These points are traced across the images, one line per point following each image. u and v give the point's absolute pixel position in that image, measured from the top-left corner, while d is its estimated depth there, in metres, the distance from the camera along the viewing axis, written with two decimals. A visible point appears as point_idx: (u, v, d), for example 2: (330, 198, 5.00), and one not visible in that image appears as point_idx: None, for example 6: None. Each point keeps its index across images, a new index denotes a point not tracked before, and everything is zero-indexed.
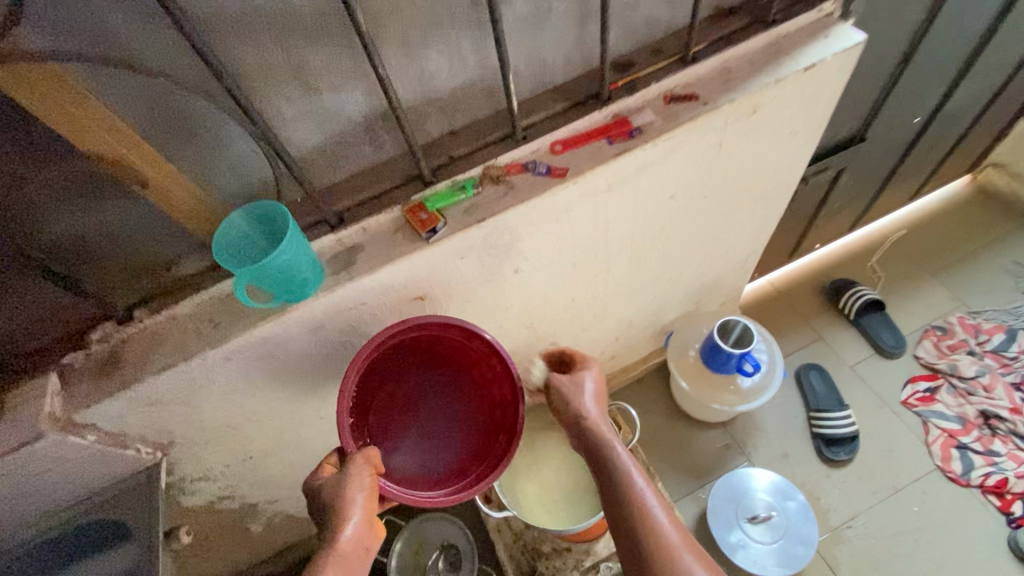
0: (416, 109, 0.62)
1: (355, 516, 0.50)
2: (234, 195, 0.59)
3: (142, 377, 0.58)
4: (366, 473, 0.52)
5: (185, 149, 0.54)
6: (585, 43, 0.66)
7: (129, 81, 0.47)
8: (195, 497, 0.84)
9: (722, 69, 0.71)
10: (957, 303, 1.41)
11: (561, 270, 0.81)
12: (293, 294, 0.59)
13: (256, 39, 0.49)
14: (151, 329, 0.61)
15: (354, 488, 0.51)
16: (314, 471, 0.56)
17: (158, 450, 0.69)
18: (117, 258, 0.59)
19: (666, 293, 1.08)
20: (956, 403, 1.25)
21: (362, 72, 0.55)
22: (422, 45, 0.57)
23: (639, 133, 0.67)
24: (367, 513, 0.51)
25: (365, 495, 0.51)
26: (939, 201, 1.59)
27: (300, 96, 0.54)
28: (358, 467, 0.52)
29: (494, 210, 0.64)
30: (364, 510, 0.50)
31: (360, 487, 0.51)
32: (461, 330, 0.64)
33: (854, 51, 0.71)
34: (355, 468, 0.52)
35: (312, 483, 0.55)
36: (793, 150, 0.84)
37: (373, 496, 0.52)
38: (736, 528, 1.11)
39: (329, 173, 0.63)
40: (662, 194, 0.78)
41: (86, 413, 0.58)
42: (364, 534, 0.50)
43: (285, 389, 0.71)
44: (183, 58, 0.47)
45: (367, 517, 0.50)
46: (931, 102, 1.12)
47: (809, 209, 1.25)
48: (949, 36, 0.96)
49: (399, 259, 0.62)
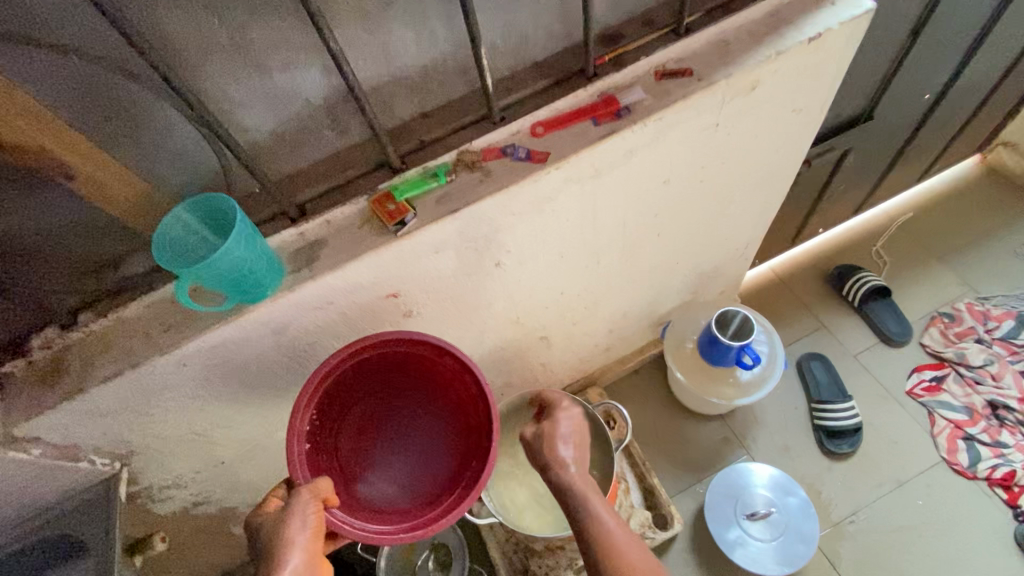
0: (382, 89, 0.56)
1: (294, 559, 0.44)
2: (181, 186, 0.54)
3: (88, 386, 0.54)
4: (311, 509, 0.47)
5: (119, 136, 0.48)
6: (568, 14, 0.60)
7: (40, 58, 0.41)
8: (167, 504, 0.80)
9: (719, 41, 0.65)
10: (965, 288, 1.36)
11: (547, 262, 0.76)
12: (246, 295, 0.54)
13: (188, 10, 0.43)
14: (98, 334, 0.56)
15: (295, 526, 0.46)
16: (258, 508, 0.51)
17: (118, 461, 0.65)
18: (54, 258, 0.54)
19: (661, 283, 1.03)
20: (963, 393, 1.20)
21: (316, 47, 0.49)
22: (383, 17, 0.51)
23: (627, 112, 0.61)
24: (309, 555, 0.45)
25: (307, 535, 0.45)
26: (947, 182, 1.53)
27: (247, 74, 0.49)
28: (302, 502, 0.47)
29: (470, 199, 0.58)
30: (305, 553, 0.45)
31: (302, 526, 0.46)
32: (431, 347, 0.59)
33: (863, 19, 0.65)
34: (299, 502, 0.47)
35: (254, 522, 0.49)
36: (796, 129, 0.78)
37: (319, 535, 0.46)
38: (734, 525, 1.08)
39: (289, 161, 0.58)
40: (654, 179, 0.72)
41: (27, 426, 0.54)
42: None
43: (253, 393, 0.67)
44: (103, 32, 0.41)
45: (308, 560, 0.44)
46: (942, 77, 1.05)
47: (812, 193, 1.20)
48: (965, 3, 0.89)
49: (365, 253, 0.57)
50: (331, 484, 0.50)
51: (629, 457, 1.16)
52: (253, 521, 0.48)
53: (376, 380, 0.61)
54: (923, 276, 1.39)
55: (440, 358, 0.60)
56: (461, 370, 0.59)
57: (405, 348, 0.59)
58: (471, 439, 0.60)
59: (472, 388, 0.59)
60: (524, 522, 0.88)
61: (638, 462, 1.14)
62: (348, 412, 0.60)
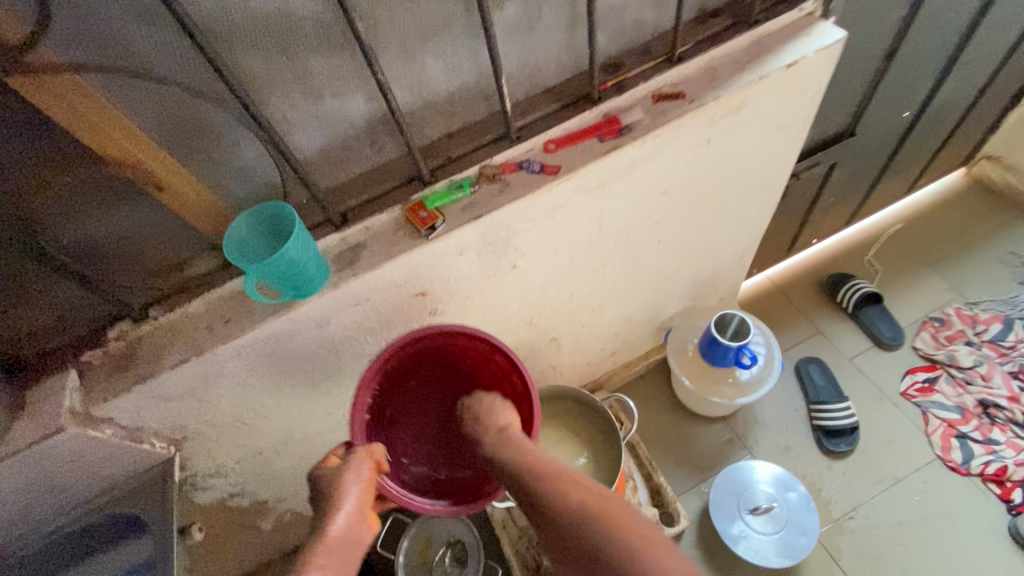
0: (415, 113, 0.65)
1: (346, 506, 0.50)
2: (242, 197, 0.62)
3: (158, 371, 0.61)
4: (366, 466, 0.54)
5: (196, 154, 0.56)
6: (575, 47, 0.69)
7: (144, 88, 0.49)
8: (207, 494, 0.86)
9: (708, 68, 0.74)
10: (954, 294, 1.42)
11: (558, 265, 0.84)
12: (297, 291, 0.61)
13: (262, 49, 0.51)
14: (166, 326, 0.63)
15: (351, 479, 0.52)
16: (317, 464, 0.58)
17: (172, 445, 0.71)
18: (132, 260, 0.61)
19: (662, 289, 1.10)
20: (955, 393, 1.26)
21: (362, 78, 0.58)
22: (418, 52, 0.59)
23: (628, 131, 0.70)
24: (360, 505, 0.51)
25: (360, 488, 0.52)
26: (934, 194, 1.60)
27: (304, 101, 0.57)
28: (358, 459, 0.54)
29: (491, 207, 0.66)
30: (357, 503, 0.51)
31: (356, 479, 0.52)
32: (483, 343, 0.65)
33: (835, 48, 0.74)
34: (355, 460, 0.54)
35: (312, 474, 0.56)
36: (782, 144, 0.87)
37: (369, 490, 0.53)
38: (737, 520, 1.12)
39: (333, 175, 0.66)
40: (654, 190, 0.80)
41: (103, 407, 0.61)
42: (355, 527, 0.50)
43: (294, 383, 0.74)
44: (196, 67, 0.50)
45: (358, 509, 0.51)
46: (920, 96, 1.14)
47: (804, 204, 1.28)
48: (934, 30, 0.98)
49: (400, 254, 0.64)
50: (382, 451, 0.57)
51: (636, 457, 1.21)
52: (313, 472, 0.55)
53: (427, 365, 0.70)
54: (914, 283, 1.46)
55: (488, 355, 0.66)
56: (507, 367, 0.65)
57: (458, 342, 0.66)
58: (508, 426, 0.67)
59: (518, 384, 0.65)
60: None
61: (645, 461, 1.19)
62: (402, 392, 0.70)
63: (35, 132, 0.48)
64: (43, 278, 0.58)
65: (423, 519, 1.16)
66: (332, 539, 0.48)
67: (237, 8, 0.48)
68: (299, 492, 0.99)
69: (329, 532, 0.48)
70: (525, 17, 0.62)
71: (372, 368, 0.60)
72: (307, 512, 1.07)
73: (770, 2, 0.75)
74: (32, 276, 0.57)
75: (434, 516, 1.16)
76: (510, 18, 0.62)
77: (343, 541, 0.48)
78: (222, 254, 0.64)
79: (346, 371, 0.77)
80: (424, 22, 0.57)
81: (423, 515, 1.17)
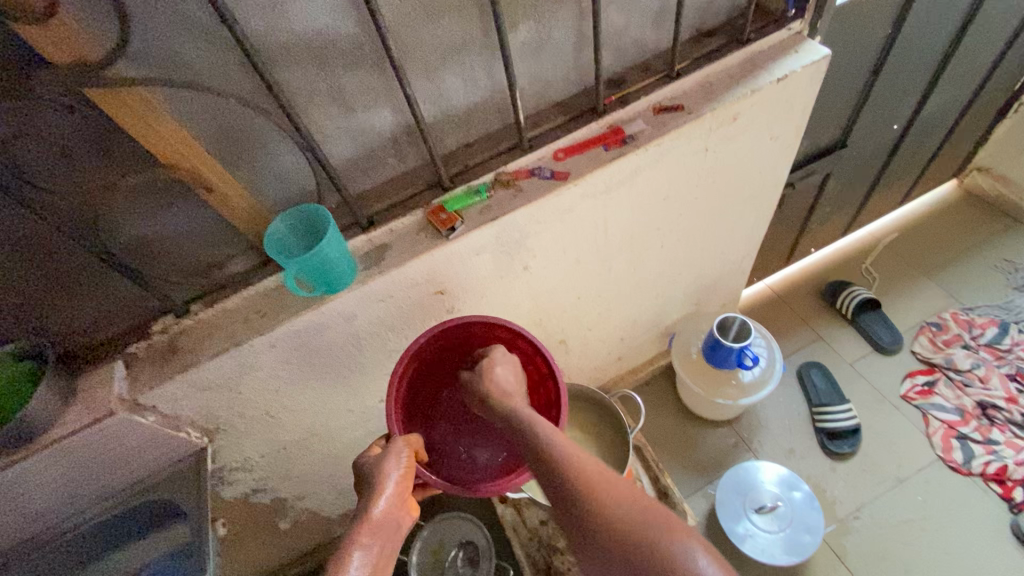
0: (436, 125, 0.71)
1: (388, 490, 0.53)
2: (279, 201, 0.68)
3: (199, 361, 0.66)
4: (405, 453, 0.57)
5: (240, 161, 0.62)
6: (581, 64, 0.75)
7: (199, 102, 0.55)
8: (232, 488, 0.89)
9: (704, 83, 0.80)
10: (950, 300, 1.46)
11: (567, 267, 0.89)
12: (329, 286, 0.67)
13: (304, 67, 0.58)
14: (205, 320, 0.69)
15: (391, 465, 0.55)
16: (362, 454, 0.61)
17: (205, 435, 0.76)
18: (176, 259, 0.67)
19: (666, 293, 1.15)
20: (954, 395, 1.29)
21: (390, 92, 0.64)
22: (441, 70, 0.65)
23: (632, 140, 0.76)
24: (399, 490, 0.54)
25: (400, 473, 0.55)
26: (928, 205, 1.66)
27: (338, 114, 0.63)
28: (397, 446, 0.57)
29: (506, 209, 0.72)
30: (397, 487, 0.53)
31: (396, 465, 0.55)
32: (507, 330, 0.69)
33: (822, 63, 0.80)
34: (394, 447, 0.57)
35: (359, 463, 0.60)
36: (776, 153, 0.92)
37: (408, 476, 0.55)
38: (743, 519, 1.15)
39: (361, 182, 0.72)
40: (656, 196, 0.86)
41: (148, 395, 0.66)
42: (396, 510, 0.53)
43: (320, 377, 0.78)
44: (247, 81, 0.56)
45: (399, 493, 0.53)
46: (907, 109, 1.20)
47: (801, 213, 1.33)
48: (917, 48, 1.04)
49: (423, 253, 0.70)
50: (420, 441, 0.60)
51: (642, 459, 1.24)
52: (357, 460, 0.58)
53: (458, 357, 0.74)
54: (911, 290, 1.50)
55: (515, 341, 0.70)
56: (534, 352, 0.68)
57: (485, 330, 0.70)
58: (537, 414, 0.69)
59: (545, 368, 0.68)
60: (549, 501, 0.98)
61: (651, 463, 1.21)
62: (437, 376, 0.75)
63: (105, 140, 0.54)
64: (97, 275, 0.63)
65: (436, 521, 1.18)
66: (374, 521, 0.51)
67: (284, 31, 0.54)
68: (318, 490, 1.02)
69: (371, 514, 0.51)
70: (536, 38, 0.69)
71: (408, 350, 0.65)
72: (324, 512, 1.09)
73: (761, 23, 0.81)
74: (86, 273, 0.63)
75: (446, 517, 1.18)
76: (523, 39, 0.68)
77: (385, 523, 0.51)
78: (258, 254, 0.70)
79: (368, 366, 0.81)
80: (447, 43, 0.63)
81: (436, 517, 1.20)
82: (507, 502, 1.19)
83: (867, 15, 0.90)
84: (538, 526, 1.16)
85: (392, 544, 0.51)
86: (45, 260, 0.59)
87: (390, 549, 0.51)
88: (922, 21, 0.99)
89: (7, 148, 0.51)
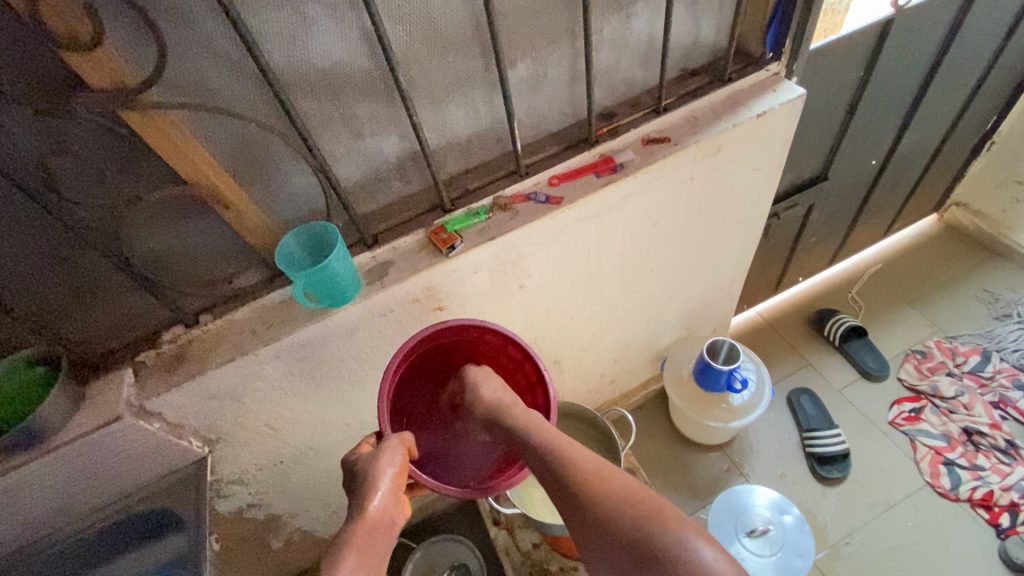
0: (439, 151, 0.76)
1: (382, 488, 0.55)
2: (289, 220, 0.72)
3: (206, 369, 0.69)
4: (399, 451, 0.59)
5: (255, 181, 0.66)
6: (575, 99, 0.81)
7: (220, 124, 0.60)
8: (227, 502, 0.89)
9: (689, 117, 0.86)
10: (934, 329, 1.50)
11: (561, 288, 0.93)
12: (335, 300, 0.70)
13: (318, 96, 0.62)
14: (213, 331, 0.72)
15: (385, 463, 0.57)
16: (352, 451, 0.62)
17: (207, 445, 0.78)
18: (188, 273, 0.70)
19: (658, 317, 1.18)
20: (940, 422, 1.31)
21: (397, 120, 0.69)
22: (446, 101, 0.71)
23: (622, 168, 0.81)
24: (394, 487, 0.56)
25: (395, 470, 0.57)
26: (909, 238, 1.72)
27: (348, 139, 0.68)
28: (392, 445, 0.59)
29: (502, 230, 0.76)
30: (392, 483, 0.56)
31: (391, 462, 0.57)
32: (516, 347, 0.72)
33: (797, 101, 0.86)
34: (389, 446, 0.59)
35: (351, 459, 0.61)
36: (759, 183, 0.98)
37: (402, 475, 0.57)
38: (734, 542, 1.15)
39: (367, 203, 0.76)
40: (646, 221, 0.91)
41: (155, 401, 0.68)
42: (391, 509, 0.54)
43: (320, 389, 0.81)
44: (266, 106, 0.61)
45: (394, 491, 0.55)
46: (884, 146, 1.27)
47: (787, 242, 1.38)
48: (890, 89, 1.11)
49: (424, 270, 0.74)
50: (411, 438, 0.62)
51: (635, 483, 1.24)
52: (349, 455, 0.60)
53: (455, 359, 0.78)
54: (896, 318, 1.54)
55: (518, 352, 0.72)
56: (532, 368, 0.71)
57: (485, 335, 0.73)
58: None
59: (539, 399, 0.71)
60: (540, 517, 1.00)
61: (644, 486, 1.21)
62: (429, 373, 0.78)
63: (133, 157, 0.58)
64: (113, 288, 0.67)
65: (429, 543, 1.18)
66: (370, 519, 0.52)
67: (303, 63, 0.59)
68: (312, 507, 1.02)
69: (368, 511, 0.53)
70: (533, 74, 0.75)
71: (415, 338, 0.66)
72: (317, 531, 1.09)
73: (741, 65, 0.88)
74: (104, 286, 0.66)
75: (439, 539, 1.18)
76: (522, 75, 0.74)
77: (380, 523, 0.53)
78: (266, 268, 0.74)
79: (367, 379, 0.84)
80: (451, 77, 0.69)
81: (429, 539, 1.19)
82: (499, 525, 1.19)
83: (840, 58, 0.97)
84: (531, 549, 1.15)
85: (385, 543, 0.53)
86: (66, 271, 0.63)
87: (385, 546, 0.52)
88: (893, 65, 1.06)
89: (41, 163, 0.55)
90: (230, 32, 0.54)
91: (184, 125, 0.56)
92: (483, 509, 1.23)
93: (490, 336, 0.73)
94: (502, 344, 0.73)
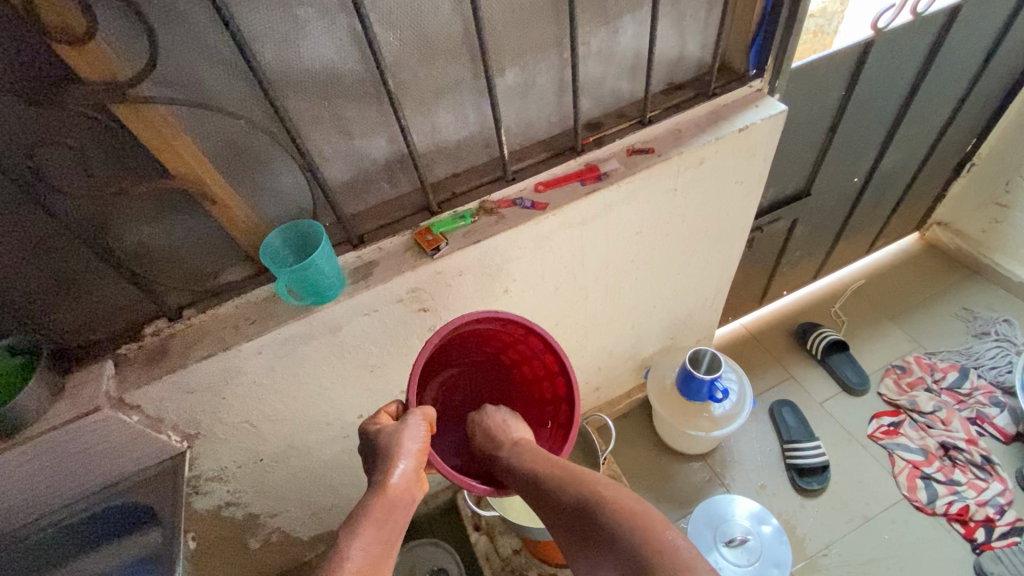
0: (427, 154, 0.77)
1: (405, 463, 0.55)
2: (276, 216, 0.73)
3: (187, 363, 0.69)
4: (423, 431, 0.59)
5: (243, 177, 0.67)
6: (562, 107, 0.83)
7: (210, 120, 0.61)
8: (205, 500, 0.88)
9: (674, 130, 0.88)
10: (914, 345, 1.53)
11: (545, 293, 0.94)
12: (318, 297, 0.71)
13: (308, 96, 0.64)
14: (195, 326, 0.72)
15: (410, 438, 0.57)
16: (373, 419, 0.63)
17: (185, 440, 0.78)
18: (176, 266, 0.71)
19: (643, 324, 1.20)
20: (918, 436, 1.33)
21: (386, 123, 0.71)
22: (435, 106, 0.72)
23: (606, 177, 0.83)
24: (416, 464, 0.56)
25: (418, 447, 0.57)
26: (893, 255, 1.76)
27: (339, 141, 0.69)
28: (415, 420, 0.59)
29: (486, 234, 0.78)
30: (416, 458, 0.56)
31: (415, 438, 0.57)
32: (554, 360, 0.72)
33: (778, 117, 0.88)
34: (412, 420, 0.59)
35: (371, 427, 0.62)
36: (742, 196, 1.00)
37: (424, 453, 0.57)
38: (713, 551, 1.16)
39: (356, 203, 0.78)
40: (631, 229, 0.92)
41: (134, 394, 0.68)
42: (412, 485, 0.55)
43: (300, 387, 0.81)
44: (256, 103, 0.62)
45: (415, 467, 0.55)
46: (866, 164, 1.30)
47: (771, 256, 1.40)
48: (872, 107, 1.14)
49: (408, 270, 0.75)
50: (434, 413, 0.62)
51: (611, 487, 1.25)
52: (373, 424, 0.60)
53: (486, 346, 0.79)
54: (877, 334, 1.57)
55: (553, 363, 0.73)
56: (565, 383, 0.72)
57: (528, 337, 0.73)
58: (536, 424, 0.79)
59: (563, 418, 0.73)
60: (519, 520, 1.00)
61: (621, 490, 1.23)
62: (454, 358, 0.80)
63: (123, 150, 0.59)
64: (98, 279, 0.67)
65: (408, 546, 1.17)
66: (392, 492, 0.53)
67: (295, 65, 0.61)
68: (292, 507, 1.02)
69: (389, 486, 0.53)
70: (522, 83, 0.76)
71: (453, 324, 0.64)
72: (295, 532, 1.08)
73: (725, 80, 0.90)
74: (89, 275, 0.66)
75: (418, 543, 1.17)
76: (510, 82, 0.76)
77: (400, 498, 0.53)
78: (252, 265, 0.74)
79: (349, 377, 0.84)
80: (439, 83, 0.71)
81: (408, 543, 1.18)
82: (479, 530, 1.19)
83: (822, 76, 1.00)
84: (511, 554, 1.15)
85: (404, 518, 0.53)
86: (51, 257, 0.63)
87: (401, 523, 0.53)
88: (874, 84, 1.09)
89: (30, 150, 0.55)
90: (222, 31, 0.55)
91: (172, 120, 0.57)
92: (464, 514, 1.23)
93: (532, 339, 0.73)
94: (539, 349, 0.74)
